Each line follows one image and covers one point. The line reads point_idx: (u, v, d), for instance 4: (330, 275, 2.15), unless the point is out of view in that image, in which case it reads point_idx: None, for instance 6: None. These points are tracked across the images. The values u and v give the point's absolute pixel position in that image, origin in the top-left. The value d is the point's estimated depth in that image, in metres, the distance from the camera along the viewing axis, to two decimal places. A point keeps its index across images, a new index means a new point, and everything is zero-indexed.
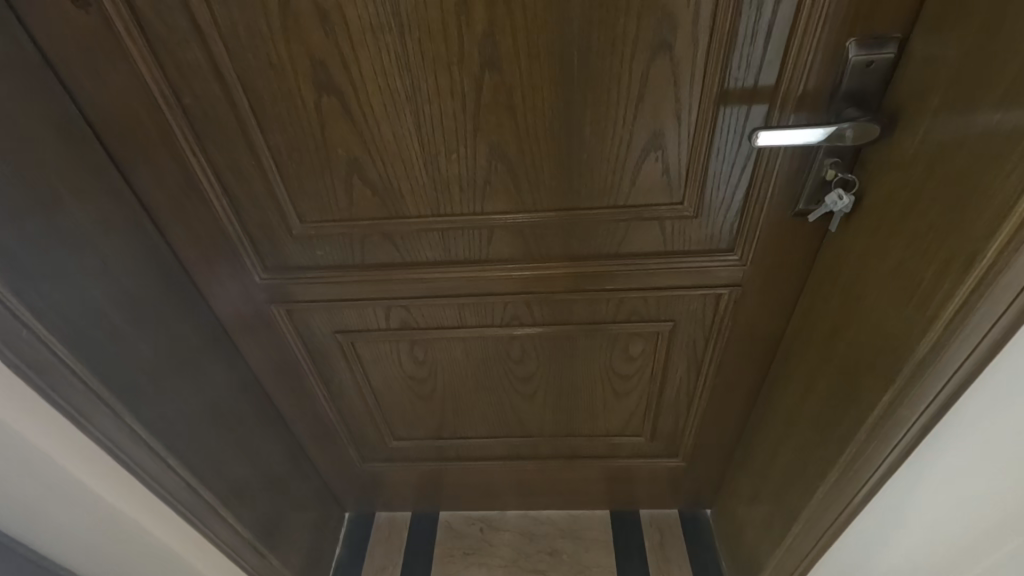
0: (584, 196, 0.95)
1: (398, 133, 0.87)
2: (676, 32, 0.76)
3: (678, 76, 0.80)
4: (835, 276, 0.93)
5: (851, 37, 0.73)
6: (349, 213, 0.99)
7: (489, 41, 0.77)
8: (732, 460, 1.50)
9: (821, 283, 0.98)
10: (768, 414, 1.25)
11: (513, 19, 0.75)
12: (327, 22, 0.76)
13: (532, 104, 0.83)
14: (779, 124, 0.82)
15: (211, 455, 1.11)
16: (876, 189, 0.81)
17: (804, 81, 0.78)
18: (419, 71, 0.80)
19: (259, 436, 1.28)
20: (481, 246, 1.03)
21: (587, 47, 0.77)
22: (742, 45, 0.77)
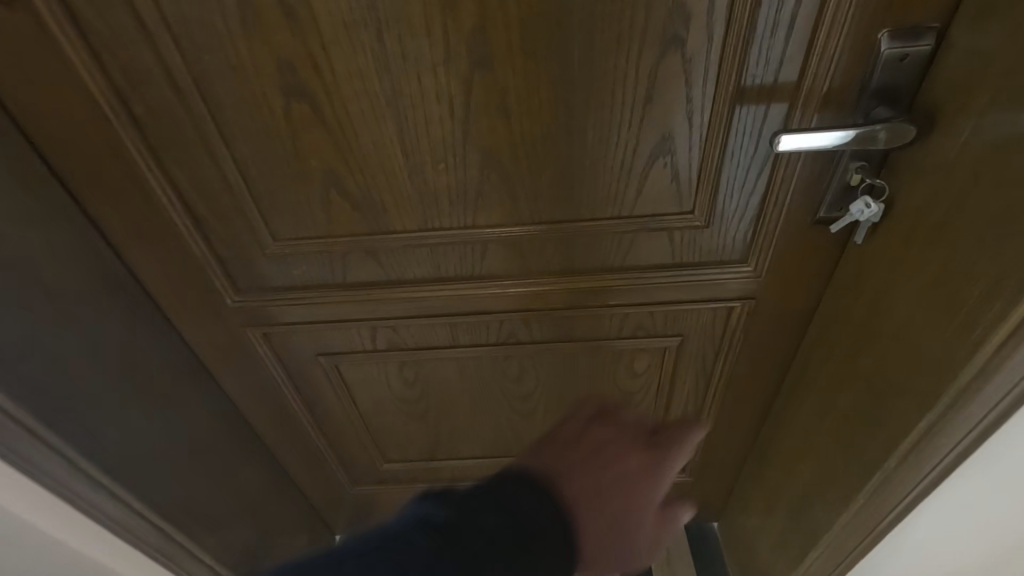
0: (586, 206, 0.87)
1: (380, 142, 0.78)
2: (689, 24, 0.68)
3: (691, 73, 0.72)
4: (859, 291, 0.86)
5: (882, 29, 0.66)
6: (326, 229, 0.89)
7: (481, 38, 0.68)
8: (742, 473, 1.43)
9: (841, 298, 0.91)
10: (782, 428, 1.19)
11: (505, 12, 0.66)
12: (292, 19, 0.66)
13: (528, 107, 0.75)
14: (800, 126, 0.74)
15: (185, 490, 1.02)
16: (907, 197, 0.74)
17: (829, 77, 0.70)
18: (401, 72, 0.71)
19: (236, 462, 1.19)
20: (474, 262, 0.95)
21: (589, 43, 0.69)
22: (761, 39, 0.68)
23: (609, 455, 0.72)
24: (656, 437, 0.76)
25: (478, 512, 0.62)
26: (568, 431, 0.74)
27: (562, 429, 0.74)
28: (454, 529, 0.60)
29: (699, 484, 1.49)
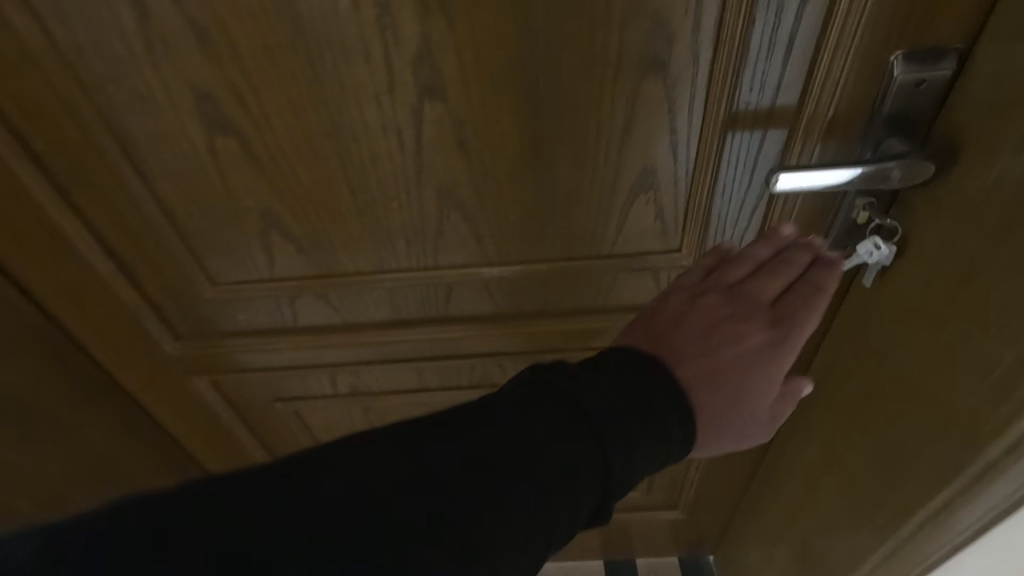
0: (560, 244, 0.77)
1: (322, 179, 0.69)
2: (671, 46, 0.58)
3: (674, 101, 0.62)
4: (862, 343, 0.77)
5: (896, 49, 0.56)
6: (269, 272, 0.80)
7: (429, 63, 0.58)
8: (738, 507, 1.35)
9: (841, 349, 0.83)
10: (780, 471, 1.10)
11: (455, 34, 0.56)
12: (206, 43, 0.56)
13: (488, 139, 0.65)
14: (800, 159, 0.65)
15: None
16: (920, 241, 0.64)
17: (832, 106, 0.61)
18: (339, 103, 0.61)
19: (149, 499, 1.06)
20: (438, 304, 0.85)
21: (555, 67, 0.59)
22: (755, 62, 0.59)
23: (728, 334, 0.61)
24: (787, 293, 0.63)
25: (592, 386, 0.51)
26: (671, 309, 0.64)
27: (673, 302, 0.64)
28: (559, 397, 0.50)
29: (692, 519, 1.41)
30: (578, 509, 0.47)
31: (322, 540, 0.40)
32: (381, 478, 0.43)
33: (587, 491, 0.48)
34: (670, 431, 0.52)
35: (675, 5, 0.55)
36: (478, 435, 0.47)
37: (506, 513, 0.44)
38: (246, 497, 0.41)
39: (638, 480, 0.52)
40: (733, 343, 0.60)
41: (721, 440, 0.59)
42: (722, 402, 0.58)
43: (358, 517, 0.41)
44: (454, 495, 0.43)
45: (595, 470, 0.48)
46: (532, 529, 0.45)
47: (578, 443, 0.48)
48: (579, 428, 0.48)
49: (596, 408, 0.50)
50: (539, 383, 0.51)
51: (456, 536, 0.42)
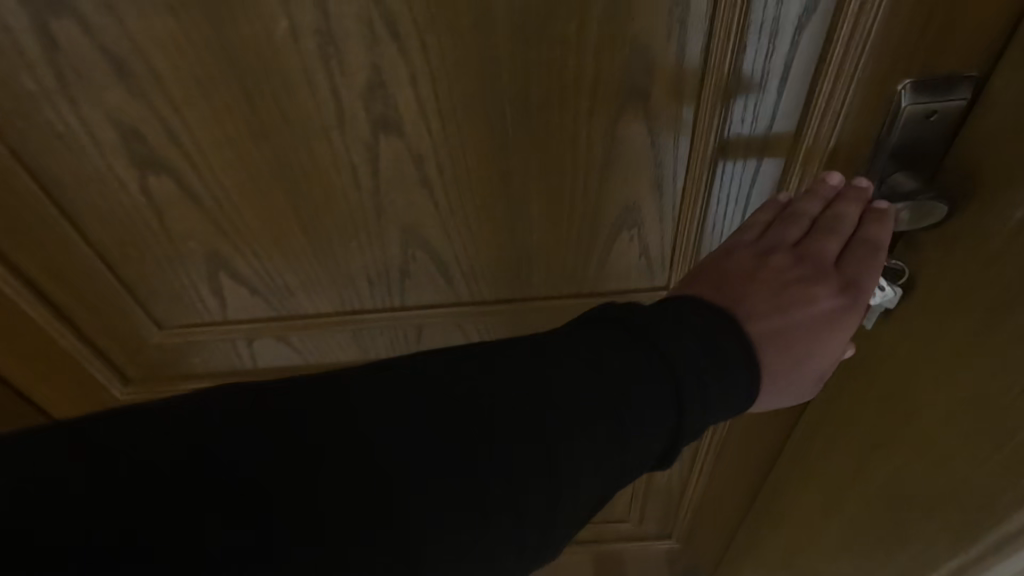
0: (538, 283, 0.71)
1: (272, 218, 0.62)
2: (652, 76, 0.51)
3: (658, 133, 0.56)
4: (862, 389, 0.71)
5: (903, 79, 0.50)
6: (221, 316, 0.73)
7: (380, 96, 0.52)
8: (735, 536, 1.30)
9: (835, 394, 0.76)
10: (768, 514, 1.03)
11: (409, 63, 0.50)
12: (126, 76, 0.50)
13: (453, 175, 0.59)
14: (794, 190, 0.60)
15: None
16: (925, 290, 0.58)
17: (834, 138, 0.55)
18: (284, 140, 0.55)
19: None
20: (408, 345, 0.79)
21: (523, 98, 0.52)
22: (746, 92, 0.53)
23: (796, 297, 0.55)
24: (846, 251, 0.55)
25: (669, 323, 0.46)
26: (732, 263, 0.57)
27: (742, 249, 0.58)
28: (635, 336, 0.45)
29: (688, 550, 1.35)
30: (642, 455, 0.44)
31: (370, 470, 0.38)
32: (437, 409, 0.41)
33: (654, 438, 0.44)
34: (744, 379, 0.47)
35: (654, 32, 0.48)
36: (543, 371, 0.43)
37: (565, 455, 0.41)
38: (291, 415, 0.39)
39: (708, 428, 0.47)
40: (800, 300, 0.55)
41: (783, 392, 0.56)
42: (788, 353, 0.54)
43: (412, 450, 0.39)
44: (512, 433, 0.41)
45: (665, 417, 0.44)
46: (590, 473, 0.42)
47: (648, 387, 0.44)
48: (652, 371, 0.44)
49: (673, 349, 0.45)
50: (616, 318, 0.47)
51: (509, 475, 0.40)
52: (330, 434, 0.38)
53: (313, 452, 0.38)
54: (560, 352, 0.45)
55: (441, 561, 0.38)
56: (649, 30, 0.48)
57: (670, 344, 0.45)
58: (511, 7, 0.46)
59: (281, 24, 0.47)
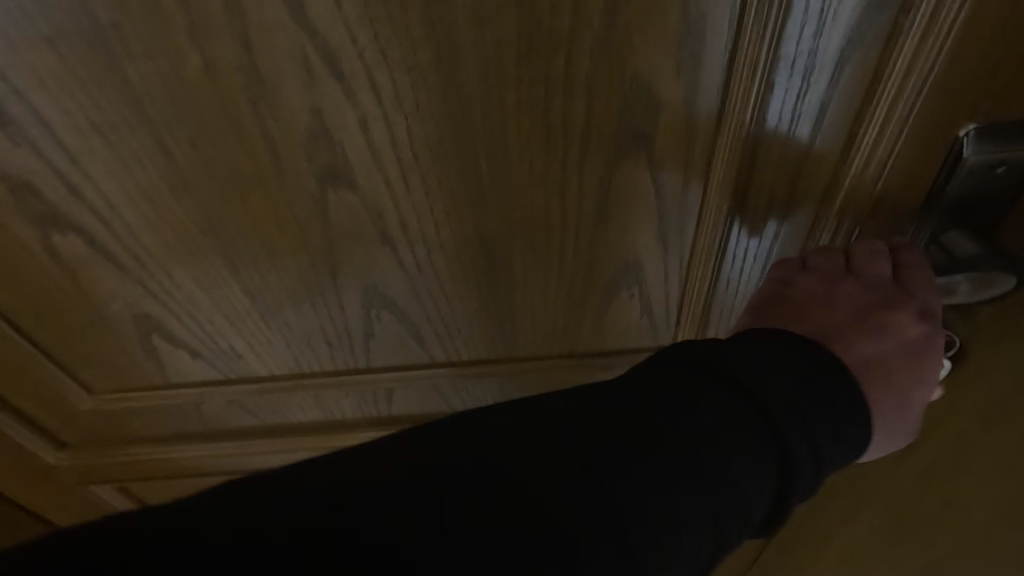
0: (523, 343, 0.62)
1: (206, 278, 0.52)
2: (658, 120, 0.42)
3: (664, 183, 0.46)
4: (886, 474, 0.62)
5: (967, 122, 0.40)
6: (161, 380, 0.64)
7: (326, 144, 0.42)
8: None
9: None
10: None
11: (356, 105, 0.40)
12: (8, 121, 0.40)
13: (419, 230, 0.49)
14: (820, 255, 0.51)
15: None
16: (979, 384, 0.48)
17: (874, 199, 0.46)
18: (212, 193, 0.45)
19: None
20: (378, 405, 0.70)
21: (500, 145, 0.43)
22: (772, 140, 0.44)
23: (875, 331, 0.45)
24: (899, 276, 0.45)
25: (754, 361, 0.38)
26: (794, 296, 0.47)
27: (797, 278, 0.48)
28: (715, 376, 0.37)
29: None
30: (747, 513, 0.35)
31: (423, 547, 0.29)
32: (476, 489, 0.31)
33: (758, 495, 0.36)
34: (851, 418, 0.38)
35: (662, 69, 0.39)
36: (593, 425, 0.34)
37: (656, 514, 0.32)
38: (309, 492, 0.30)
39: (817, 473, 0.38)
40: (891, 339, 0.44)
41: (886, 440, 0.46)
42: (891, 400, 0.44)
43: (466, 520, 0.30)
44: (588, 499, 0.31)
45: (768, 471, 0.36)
46: (692, 543, 0.33)
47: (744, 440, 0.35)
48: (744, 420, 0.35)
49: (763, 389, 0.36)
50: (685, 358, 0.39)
51: (596, 545, 0.30)
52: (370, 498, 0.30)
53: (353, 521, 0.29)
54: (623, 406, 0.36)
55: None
56: (655, 66, 0.39)
57: (762, 386, 0.36)
58: (481, 38, 0.37)
59: (192, 59, 0.37)
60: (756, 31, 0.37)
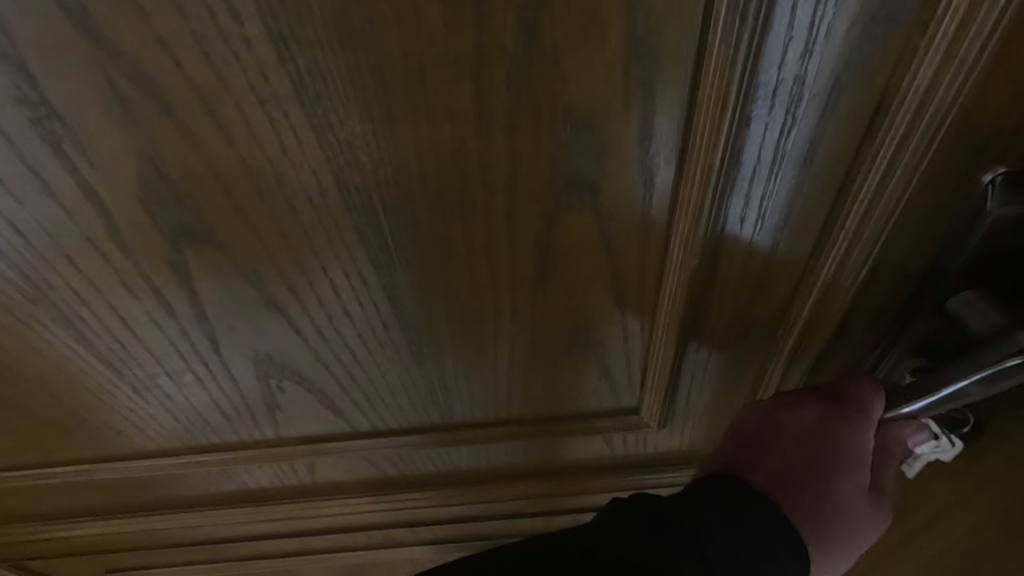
0: (463, 410, 0.52)
1: (55, 353, 0.42)
2: (603, 167, 0.33)
3: (616, 238, 0.37)
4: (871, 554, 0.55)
5: (993, 167, 0.32)
6: (28, 458, 0.53)
7: (168, 196, 0.32)
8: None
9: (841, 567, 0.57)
10: None
11: (200, 148, 0.30)
12: None
13: (314, 294, 0.39)
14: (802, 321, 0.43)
15: None
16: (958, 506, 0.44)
17: (869, 268, 0.38)
18: (34, 257, 0.35)
19: None
20: (300, 474, 0.60)
21: (402, 195, 0.33)
22: (748, 186, 0.34)
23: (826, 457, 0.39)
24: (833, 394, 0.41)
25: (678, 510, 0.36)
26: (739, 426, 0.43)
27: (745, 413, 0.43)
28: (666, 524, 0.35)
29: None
30: None
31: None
32: None
33: None
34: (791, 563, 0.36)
35: (603, 103, 0.30)
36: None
37: None
38: None
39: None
40: (844, 451, 0.39)
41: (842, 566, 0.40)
42: (842, 527, 0.39)
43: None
44: None
45: None
46: None
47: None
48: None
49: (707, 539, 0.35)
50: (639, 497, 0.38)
51: None
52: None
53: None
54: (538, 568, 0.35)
55: None
56: (594, 98, 0.29)
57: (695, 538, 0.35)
58: (354, 61, 0.27)
59: None
60: (726, 53, 0.27)
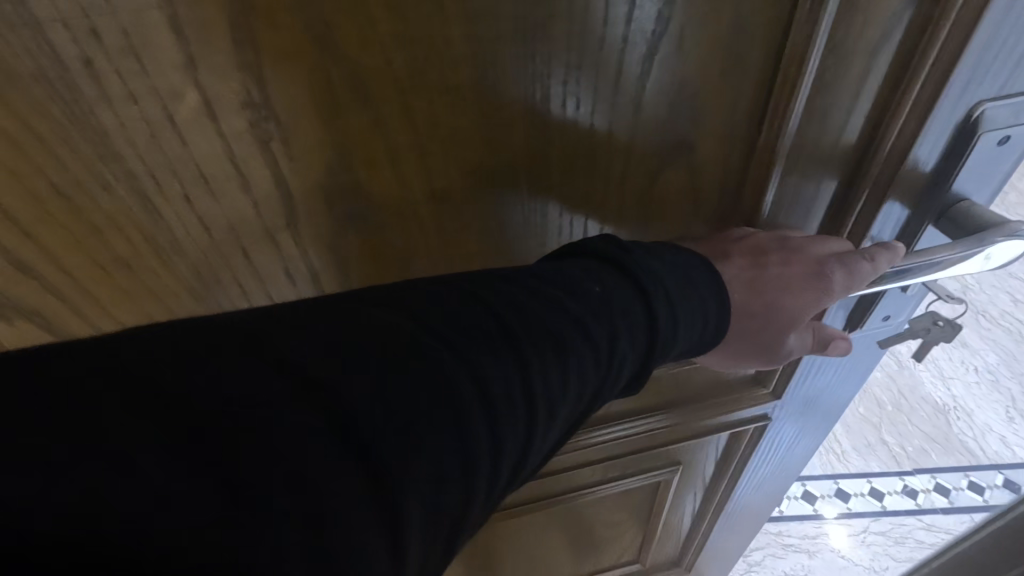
0: None
1: None
2: (701, 126, 0.40)
3: (701, 187, 0.45)
4: None
5: (983, 98, 0.42)
6: None
7: (351, 182, 0.37)
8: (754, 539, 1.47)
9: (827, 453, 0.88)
10: None
11: (387, 135, 0.35)
12: None
13: (439, 253, 0.44)
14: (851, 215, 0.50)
15: None
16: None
17: (890, 186, 0.47)
18: (212, 254, 0.38)
19: None
20: None
21: (544, 162, 0.40)
22: (820, 121, 0.44)
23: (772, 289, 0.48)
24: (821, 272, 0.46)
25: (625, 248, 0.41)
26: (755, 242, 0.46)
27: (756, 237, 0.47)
28: (626, 283, 0.39)
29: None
30: (625, 359, 0.38)
31: (282, 443, 0.25)
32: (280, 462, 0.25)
33: (625, 357, 0.38)
34: (706, 340, 0.44)
35: (708, 74, 0.38)
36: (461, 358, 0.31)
37: (547, 378, 0.33)
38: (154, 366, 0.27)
39: (696, 333, 0.42)
40: (786, 296, 0.48)
41: (718, 358, 0.53)
42: (747, 335, 0.50)
43: (365, 400, 0.27)
44: (458, 399, 0.30)
45: (640, 341, 0.38)
46: (580, 381, 0.35)
47: (635, 345, 0.38)
48: (639, 325, 0.38)
49: (648, 282, 0.39)
50: (604, 259, 0.40)
51: (463, 415, 0.30)
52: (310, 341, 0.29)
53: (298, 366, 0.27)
54: (497, 290, 0.35)
55: (445, 499, 0.29)
56: (703, 68, 0.37)
57: (646, 273, 0.40)
58: (527, 50, 0.34)
59: (191, 96, 0.31)
60: (805, 28, 0.36)
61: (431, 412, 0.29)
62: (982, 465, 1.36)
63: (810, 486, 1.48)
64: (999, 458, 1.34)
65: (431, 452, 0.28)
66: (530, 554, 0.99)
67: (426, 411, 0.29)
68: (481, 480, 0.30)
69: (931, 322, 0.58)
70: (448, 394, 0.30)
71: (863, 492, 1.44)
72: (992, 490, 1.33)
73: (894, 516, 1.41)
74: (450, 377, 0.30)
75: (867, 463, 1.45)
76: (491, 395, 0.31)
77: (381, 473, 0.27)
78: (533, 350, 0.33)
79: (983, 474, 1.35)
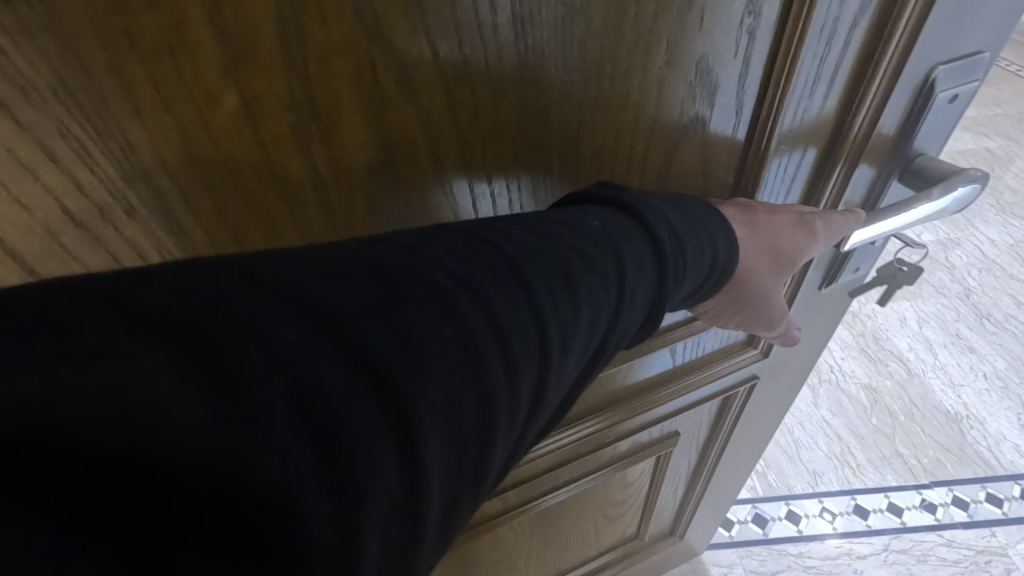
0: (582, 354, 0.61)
1: None
2: (714, 102, 0.43)
3: (711, 160, 0.47)
4: None
5: (937, 62, 0.47)
6: None
7: (391, 177, 0.35)
8: (775, 561, 1.36)
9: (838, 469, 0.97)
10: None
11: (428, 123, 0.34)
12: None
13: None
14: (834, 176, 0.54)
15: None
16: None
17: (866, 140, 0.51)
18: None
19: None
20: None
21: (577, 142, 0.40)
22: (812, 90, 0.47)
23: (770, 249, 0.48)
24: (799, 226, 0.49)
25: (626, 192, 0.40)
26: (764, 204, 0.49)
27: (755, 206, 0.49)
28: (633, 225, 0.38)
29: (687, 553, 1.33)
30: (635, 301, 0.37)
31: (311, 395, 0.23)
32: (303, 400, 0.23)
33: (638, 300, 0.37)
34: (716, 273, 0.44)
35: (721, 49, 0.39)
36: (476, 296, 0.30)
37: (561, 322, 0.32)
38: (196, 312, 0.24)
39: (701, 270, 0.42)
40: (786, 239, 0.48)
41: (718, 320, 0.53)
42: (750, 301, 0.50)
43: (387, 339, 0.26)
44: (474, 338, 0.28)
45: (651, 285, 0.38)
46: (593, 321, 0.34)
47: (645, 288, 0.37)
48: (647, 263, 0.37)
49: (656, 222, 0.39)
50: (603, 200, 0.39)
51: (478, 357, 0.28)
52: (333, 281, 0.27)
53: (335, 319, 0.25)
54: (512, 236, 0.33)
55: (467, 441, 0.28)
56: (719, 46, 0.39)
57: (653, 210, 0.39)
58: (566, 34, 0.34)
59: (229, 102, 0.28)
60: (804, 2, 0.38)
61: (449, 355, 0.28)
62: (999, 476, 1.46)
63: (829, 502, 1.44)
64: (1014, 468, 1.46)
65: (451, 402, 0.27)
66: (520, 554, 0.97)
67: (454, 371, 0.28)
68: (500, 424, 0.29)
69: (896, 268, 0.64)
70: (465, 336, 0.28)
71: (882, 508, 1.42)
72: (1010, 502, 1.41)
73: (914, 532, 1.39)
74: (464, 320, 0.29)
75: (884, 476, 1.47)
76: (513, 355, 0.30)
77: (406, 421, 0.25)
78: (544, 291, 0.32)
79: (1002, 487, 1.44)
